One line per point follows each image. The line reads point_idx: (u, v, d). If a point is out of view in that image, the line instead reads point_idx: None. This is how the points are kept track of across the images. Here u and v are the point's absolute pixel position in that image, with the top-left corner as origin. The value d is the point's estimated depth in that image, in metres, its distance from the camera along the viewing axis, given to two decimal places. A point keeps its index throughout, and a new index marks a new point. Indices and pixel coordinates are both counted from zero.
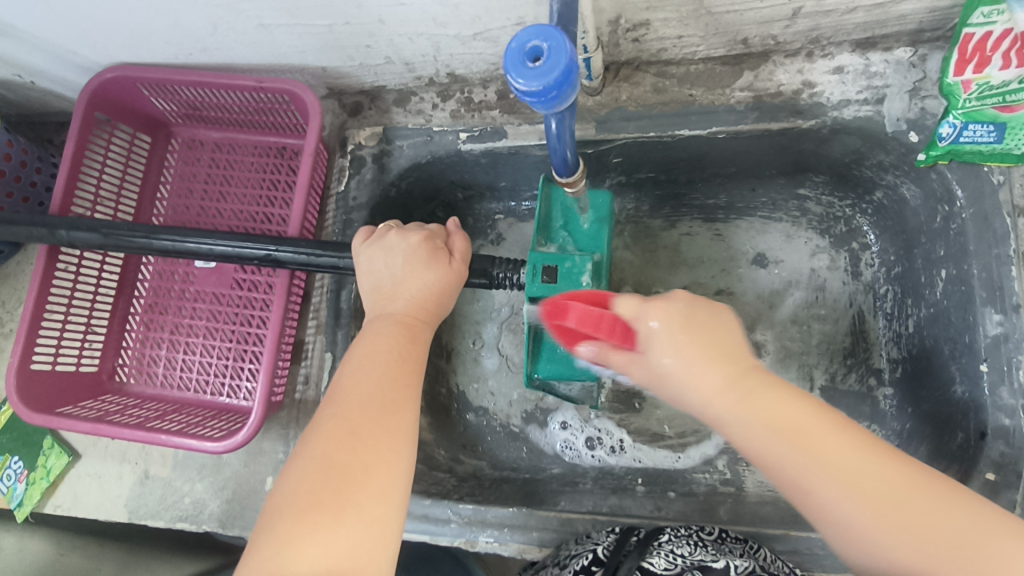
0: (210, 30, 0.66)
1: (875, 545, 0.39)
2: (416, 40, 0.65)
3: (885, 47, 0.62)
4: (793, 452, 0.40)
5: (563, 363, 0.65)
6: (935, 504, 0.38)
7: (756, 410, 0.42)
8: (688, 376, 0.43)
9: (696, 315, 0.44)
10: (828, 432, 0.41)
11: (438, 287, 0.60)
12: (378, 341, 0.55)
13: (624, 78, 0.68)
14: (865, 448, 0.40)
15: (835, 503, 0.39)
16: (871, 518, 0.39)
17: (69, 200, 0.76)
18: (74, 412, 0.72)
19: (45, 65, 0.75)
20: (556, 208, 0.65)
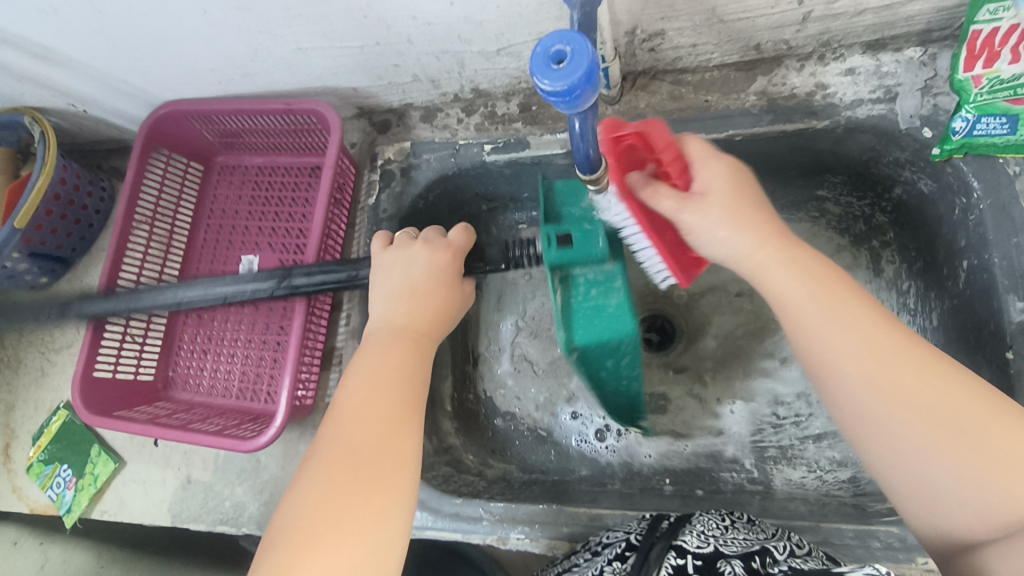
0: (251, 56, 0.71)
1: (894, 424, 0.47)
2: (442, 57, 0.69)
3: (895, 48, 0.64)
4: (899, 371, 0.47)
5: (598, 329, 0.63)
6: (945, 385, 0.46)
7: (812, 280, 0.51)
8: (716, 228, 0.53)
9: (738, 195, 0.54)
10: (867, 317, 0.49)
11: (446, 306, 0.66)
12: (387, 353, 0.59)
13: (641, 87, 0.71)
14: (932, 356, 0.48)
15: (901, 417, 0.47)
16: (946, 437, 0.45)
17: (127, 225, 0.80)
18: (130, 416, 0.76)
19: (98, 95, 0.80)
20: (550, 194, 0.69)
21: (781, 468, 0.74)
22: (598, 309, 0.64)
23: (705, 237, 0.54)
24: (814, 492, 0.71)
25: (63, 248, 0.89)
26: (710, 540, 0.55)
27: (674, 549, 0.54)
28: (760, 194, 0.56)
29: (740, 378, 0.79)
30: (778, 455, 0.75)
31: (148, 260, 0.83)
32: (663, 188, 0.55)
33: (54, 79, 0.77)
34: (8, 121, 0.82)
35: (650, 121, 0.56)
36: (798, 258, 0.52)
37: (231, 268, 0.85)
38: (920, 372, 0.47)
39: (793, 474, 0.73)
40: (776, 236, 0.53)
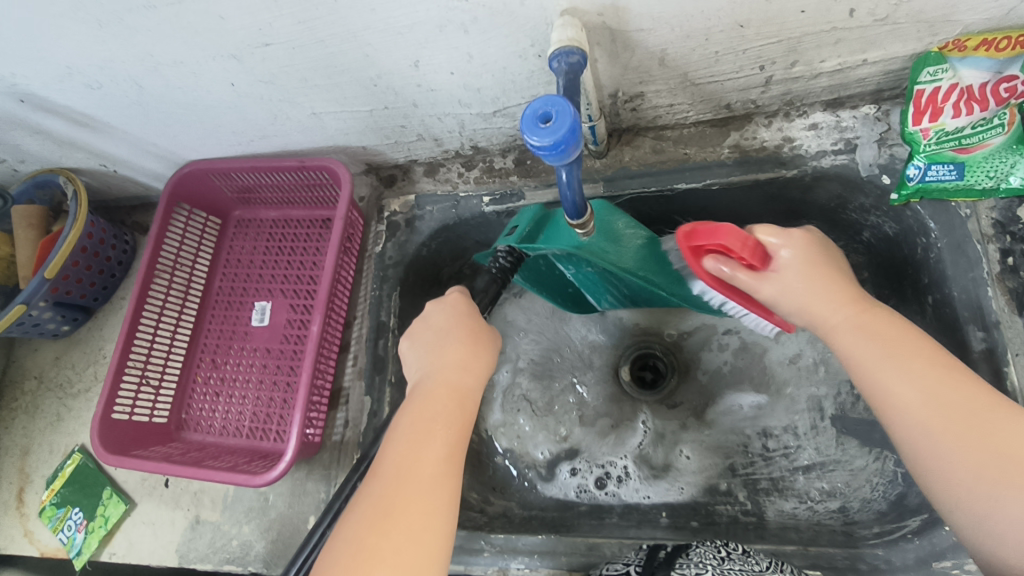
0: (271, 121, 0.78)
1: (960, 476, 0.45)
2: (444, 119, 0.76)
3: (852, 105, 0.71)
4: (953, 408, 0.46)
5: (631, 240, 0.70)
6: (1010, 429, 0.45)
7: (872, 332, 0.52)
8: (783, 290, 0.57)
9: (824, 259, 0.57)
10: (928, 360, 0.49)
11: (475, 358, 0.62)
12: (430, 405, 0.56)
13: (625, 142, 0.78)
14: (987, 398, 0.47)
15: (956, 454, 0.45)
16: (1004, 477, 0.43)
17: (149, 274, 0.85)
18: (144, 455, 0.79)
19: (129, 157, 0.88)
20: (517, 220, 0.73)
21: (773, 499, 0.77)
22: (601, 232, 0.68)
23: (786, 302, 0.57)
24: (805, 522, 0.73)
25: (86, 297, 0.94)
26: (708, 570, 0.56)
27: None
28: (836, 262, 0.58)
29: (727, 413, 0.83)
30: (769, 487, 0.78)
31: (166, 308, 0.87)
32: (737, 268, 0.58)
33: (91, 143, 0.84)
34: (44, 180, 0.90)
35: (724, 224, 0.55)
36: (867, 322, 0.53)
37: (245, 314, 0.89)
38: (970, 412, 0.46)
39: (785, 505, 0.76)
40: (848, 301, 0.55)
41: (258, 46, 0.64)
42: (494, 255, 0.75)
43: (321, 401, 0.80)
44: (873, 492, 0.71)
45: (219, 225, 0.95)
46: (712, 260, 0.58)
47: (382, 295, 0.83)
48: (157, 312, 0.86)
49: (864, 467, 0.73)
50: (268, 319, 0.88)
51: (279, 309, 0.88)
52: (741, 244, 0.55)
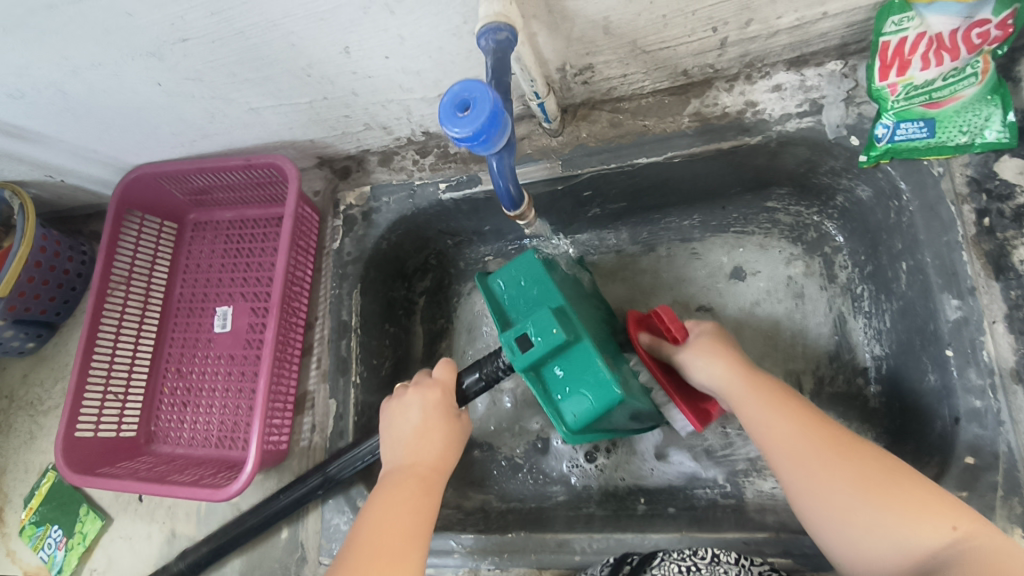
0: (209, 119, 0.74)
1: (832, 498, 0.49)
2: (388, 106, 0.73)
3: (817, 62, 0.66)
4: (822, 450, 0.51)
5: (584, 398, 0.61)
6: (867, 463, 0.50)
7: (746, 383, 0.59)
8: (698, 361, 0.63)
9: (726, 336, 0.66)
10: (798, 406, 0.56)
11: (452, 439, 0.61)
12: (397, 492, 0.55)
13: (581, 117, 0.74)
14: (839, 439, 0.52)
15: (842, 491, 0.49)
16: (897, 511, 0.46)
17: (104, 287, 0.82)
18: (111, 472, 0.78)
19: (73, 165, 0.84)
20: (509, 291, 0.66)
21: (753, 480, 0.75)
22: (579, 382, 0.61)
23: (699, 371, 0.63)
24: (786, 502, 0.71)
25: (46, 312, 0.92)
26: None
27: None
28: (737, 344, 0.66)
29: None
30: (748, 468, 0.76)
31: (125, 320, 0.85)
32: (664, 343, 0.68)
33: (31, 154, 0.81)
34: None
35: (663, 304, 0.69)
36: (757, 382, 0.59)
37: (207, 320, 0.87)
38: (846, 452, 0.51)
39: (765, 485, 0.74)
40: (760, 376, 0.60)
41: (176, 42, 0.60)
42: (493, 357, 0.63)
43: (285, 408, 0.78)
44: None
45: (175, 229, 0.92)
46: (643, 336, 0.71)
47: (342, 294, 0.81)
48: (116, 325, 0.84)
49: None
50: (229, 324, 0.85)
51: (239, 313, 0.85)
52: (671, 318, 0.68)
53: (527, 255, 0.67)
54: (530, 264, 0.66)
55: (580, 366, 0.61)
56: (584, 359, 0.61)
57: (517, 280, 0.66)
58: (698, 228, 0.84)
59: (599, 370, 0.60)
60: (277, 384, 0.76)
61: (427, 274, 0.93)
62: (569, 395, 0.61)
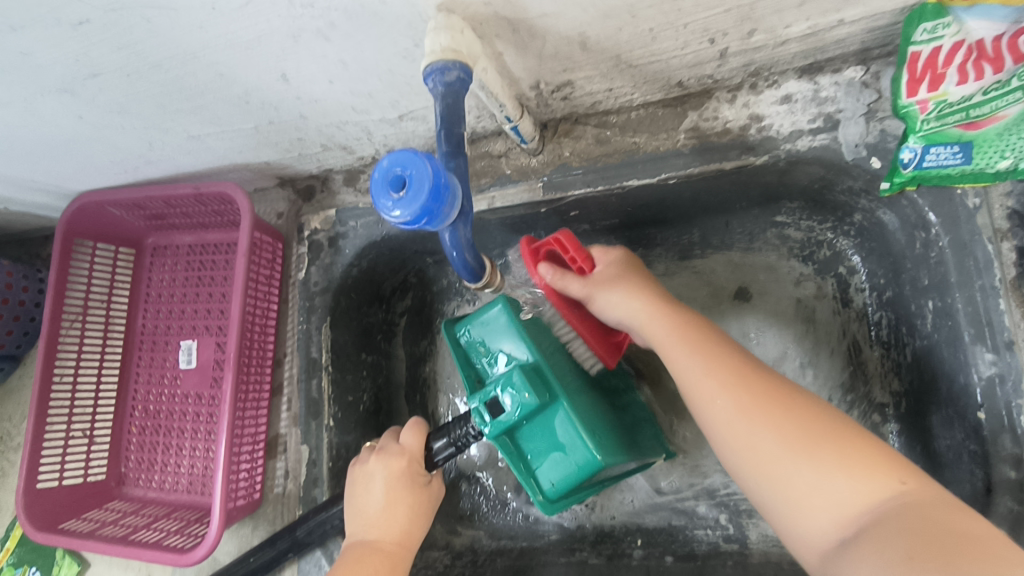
0: (147, 147, 0.66)
1: (767, 452, 0.44)
2: (345, 128, 0.65)
3: (833, 69, 0.57)
4: (752, 397, 0.46)
5: (564, 464, 0.56)
6: (801, 416, 0.44)
7: (652, 299, 0.56)
8: (612, 293, 0.57)
9: (637, 264, 0.60)
10: (723, 344, 0.51)
11: (420, 512, 0.58)
12: (361, 573, 0.53)
13: (564, 133, 0.66)
14: (765, 386, 0.47)
15: (775, 443, 0.43)
16: (831, 465, 0.41)
17: (56, 326, 0.77)
18: (78, 524, 0.74)
19: (13, 194, 0.77)
20: (475, 344, 0.61)
21: (757, 521, 0.69)
22: (557, 448, 0.57)
23: (614, 309, 0.57)
24: None
25: (6, 346, 0.87)
26: None
27: None
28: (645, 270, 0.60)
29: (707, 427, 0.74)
30: (753, 508, 0.70)
31: (83, 359, 0.79)
32: (569, 274, 0.57)
33: None
34: None
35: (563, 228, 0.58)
36: (677, 318, 0.54)
37: (170, 354, 0.81)
38: (777, 401, 0.45)
39: (771, 528, 0.68)
40: (669, 299, 0.57)
41: (86, 78, 0.52)
42: (463, 425, 0.57)
43: (255, 454, 0.73)
44: None
45: (133, 254, 0.86)
46: (545, 266, 0.58)
47: (310, 329, 0.75)
48: (74, 365, 0.78)
49: None
50: (194, 359, 0.79)
51: (203, 348, 0.79)
52: (573, 243, 0.58)
53: (496, 302, 0.60)
54: (503, 315, 0.60)
55: (557, 429, 0.57)
56: (562, 421, 0.56)
57: (489, 334, 0.60)
58: (698, 243, 0.76)
59: (575, 438, 0.56)
60: (243, 431, 0.71)
61: (407, 294, 0.87)
62: (547, 460, 0.57)
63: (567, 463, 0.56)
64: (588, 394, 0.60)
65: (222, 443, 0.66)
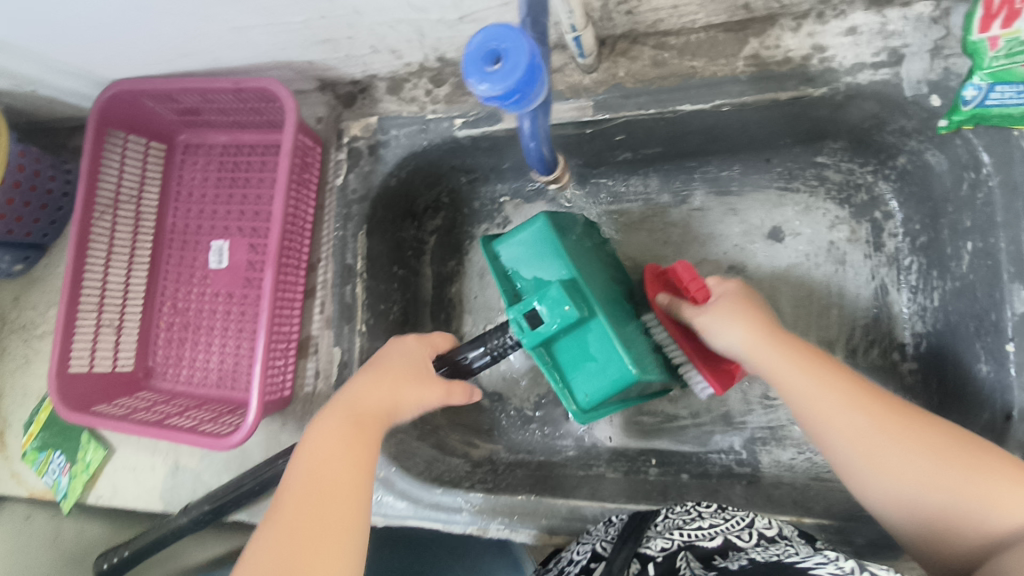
0: (191, 34, 0.64)
1: (904, 472, 0.46)
2: (399, 28, 0.63)
3: (903, 2, 0.57)
4: (874, 419, 0.49)
5: (601, 376, 0.58)
6: (917, 432, 0.47)
7: (756, 327, 0.56)
8: (725, 328, 0.57)
9: (745, 300, 0.59)
10: (826, 365, 0.53)
11: (424, 388, 0.59)
12: (339, 431, 0.53)
13: (621, 52, 0.65)
14: (873, 402, 0.50)
15: (913, 464, 0.46)
16: (914, 446, 0.47)
17: (88, 213, 0.75)
18: (107, 409, 0.76)
19: (42, 75, 0.74)
20: (513, 261, 0.62)
21: (770, 449, 0.74)
22: (593, 363, 0.58)
23: (726, 341, 0.57)
24: (803, 476, 0.70)
25: (31, 235, 0.87)
26: (675, 538, 0.54)
27: (640, 558, 0.51)
28: (756, 304, 0.60)
29: None
30: (767, 436, 0.75)
31: (114, 251, 0.79)
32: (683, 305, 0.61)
33: None
34: None
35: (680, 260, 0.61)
36: (780, 342, 0.55)
37: (201, 254, 0.81)
38: (896, 420, 0.48)
39: (783, 455, 0.73)
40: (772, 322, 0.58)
41: None
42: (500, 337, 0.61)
43: (285, 351, 0.74)
44: None
45: (165, 151, 0.85)
46: (662, 296, 0.64)
47: (346, 236, 0.75)
48: (105, 256, 0.78)
49: None
50: (226, 260, 0.79)
51: (236, 248, 0.79)
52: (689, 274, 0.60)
53: (536, 219, 0.61)
54: (540, 229, 0.61)
55: (591, 344, 0.58)
56: (597, 337, 0.58)
57: (526, 249, 0.61)
58: (736, 179, 0.77)
59: (611, 353, 0.57)
60: (275, 330, 0.72)
61: (439, 213, 0.87)
62: (583, 373, 0.58)
63: (602, 378, 0.58)
64: (622, 314, 0.62)
65: (259, 338, 0.67)
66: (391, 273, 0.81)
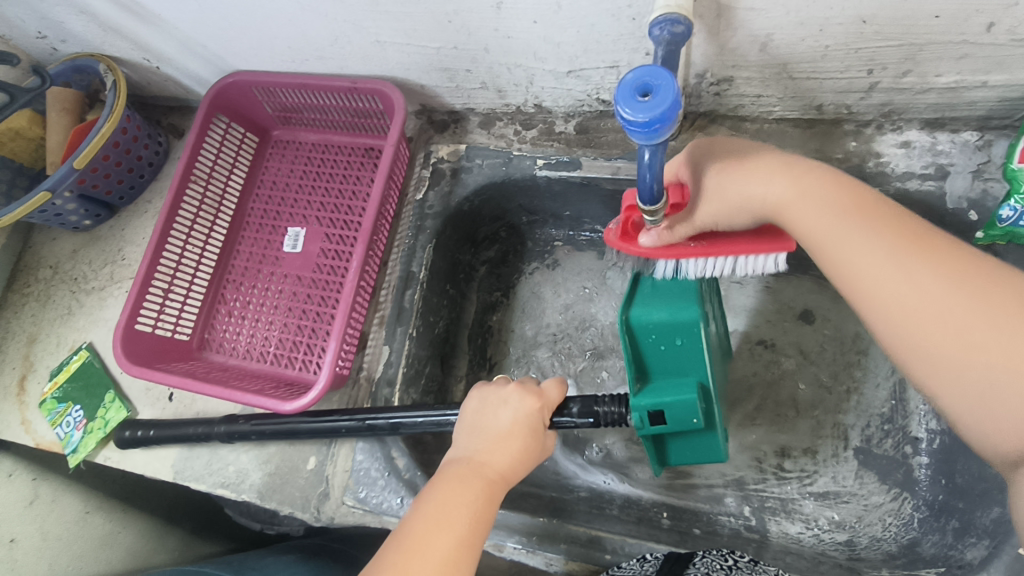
0: (330, 40, 0.72)
1: (938, 322, 0.42)
2: (514, 71, 0.71)
3: (953, 128, 0.66)
4: (920, 256, 0.43)
5: (695, 455, 0.65)
6: (969, 290, 0.41)
7: (798, 179, 0.50)
8: (776, 185, 0.50)
9: (800, 172, 0.50)
10: (874, 205, 0.47)
11: (531, 452, 0.58)
12: (453, 490, 0.53)
13: (699, 127, 0.73)
14: (927, 249, 0.44)
15: (952, 312, 0.41)
16: (957, 292, 0.41)
17: (183, 183, 0.81)
18: (166, 369, 0.78)
19: (174, 53, 0.82)
20: (646, 339, 0.59)
21: (779, 520, 0.76)
22: (694, 450, 0.64)
23: (765, 190, 0.51)
24: (810, 548, 0.72)
25: (111, 194, 0.90)
26: None
27: None
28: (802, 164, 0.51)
29: (747, 424, 0.81)
30: (777, 508, 0.77)
31: (196, 223, 0.84)
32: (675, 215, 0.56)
33: (138, 33, 0.78)
34: (85, 64, 0.85)
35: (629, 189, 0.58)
36: (814, 187, 0.49)
37: (277, 239, 0.86)
38: (939, 258, 0.43)
39: (791, 528, 0.75)
40: (832, 182, 0.49)
41: None
42: (609, 411, 0.60)
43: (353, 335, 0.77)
44: (884, 531, 0.73)
45: (257, 142, 0.91)
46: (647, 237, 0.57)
47: (415, 246, 0.80)
48: (188, 225, 0.83)
49: (879, 504, 0.74)
50: (300, 246, 0.84)
51: (311, 237, 0.84)
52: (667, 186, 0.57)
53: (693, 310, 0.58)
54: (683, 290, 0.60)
55: (699, 442, 0.63)
56: (707, 439, 0.63)
57: (678, 300, 0.59)
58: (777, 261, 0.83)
59: (712, 450, 0.64)
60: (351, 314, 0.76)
61: (494, 245, 0.92)
62: (676, 455, 0.65)
63: (690, 461, 0.65)
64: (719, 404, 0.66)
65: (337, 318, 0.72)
66: (447, 288, 0.85)
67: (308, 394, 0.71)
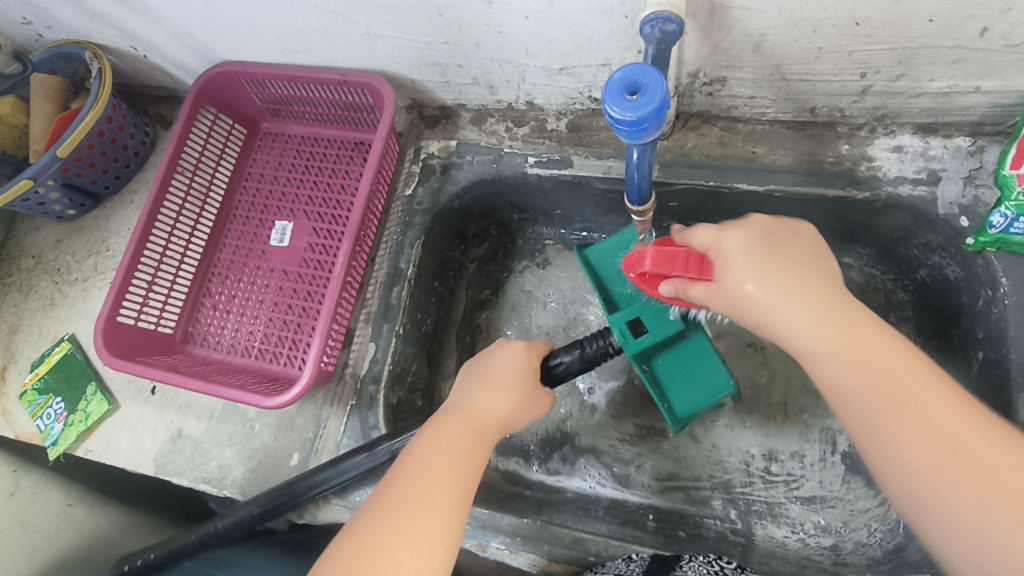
0: (319, 31, 0.71)
1: (914, 463, 0.42)
2: (506, 67, 0.70)
3: (945, 134, 0.66)
4: (902, 405, 0.42)
5: (695, 387, 0.67)
6: (947, 439, 0.41)
7: (784, 277, 0.46)
8: (777, 296, 0.46)
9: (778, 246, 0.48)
10: (860, 323, 0.45)
11: (529, 398, 0.59)
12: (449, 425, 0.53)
13: (692, 127, 0.72)
14: (907, 385, 0.43)
15: (926, 459, 0.41)
16: (934, 442, 0.41)
17: (168, 173, 0.80)
18: (147, 362, 0.77)
19: (161, 42, 0.80)
20: (608, 270, 0.71)
21: (765, 524, 0.76)
22: (693, 371, 0.67)
23: (756, 304, 0.46)
24: (796, 553, 0.72)
25: (96, 183, 0.89)
26: None
27: None
28: (791, 244, 0.48)
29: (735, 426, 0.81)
30: (763, 511, 0.76)
31: (182, 215, 0.82)
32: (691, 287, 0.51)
33: (124, 20, 0.77)
34: (70, 52, 0.84)
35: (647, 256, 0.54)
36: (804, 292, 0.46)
37: (264, 232, 0.85)
38: (920, 402, 0.42)
39: (776, 532, 0.75)
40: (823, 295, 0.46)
41: None
42: (595, 344, 0.65)
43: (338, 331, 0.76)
44: (870, 536, 0.71)
45: (246, 134, 0.90)
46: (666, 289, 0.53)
47: (403, 242, 0.79)
48: (173, 217, 0.81)
49: (866, 510, 0.73)
50: (287, 240, 0.83)
51: (298, 231, 0.83)
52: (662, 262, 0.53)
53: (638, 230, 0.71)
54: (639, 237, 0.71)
55: (693, 355, 0.67)
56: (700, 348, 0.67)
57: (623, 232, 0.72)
58: None
59: (710, 369, 0.67)
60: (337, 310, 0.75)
61: (484, 242, 0.91)
62: (682, 389, 0.67)
63: (701, 394, 0.66)
64: None
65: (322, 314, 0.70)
66: (435, 285, 0.84)
67: (290, 390, 0.70)
